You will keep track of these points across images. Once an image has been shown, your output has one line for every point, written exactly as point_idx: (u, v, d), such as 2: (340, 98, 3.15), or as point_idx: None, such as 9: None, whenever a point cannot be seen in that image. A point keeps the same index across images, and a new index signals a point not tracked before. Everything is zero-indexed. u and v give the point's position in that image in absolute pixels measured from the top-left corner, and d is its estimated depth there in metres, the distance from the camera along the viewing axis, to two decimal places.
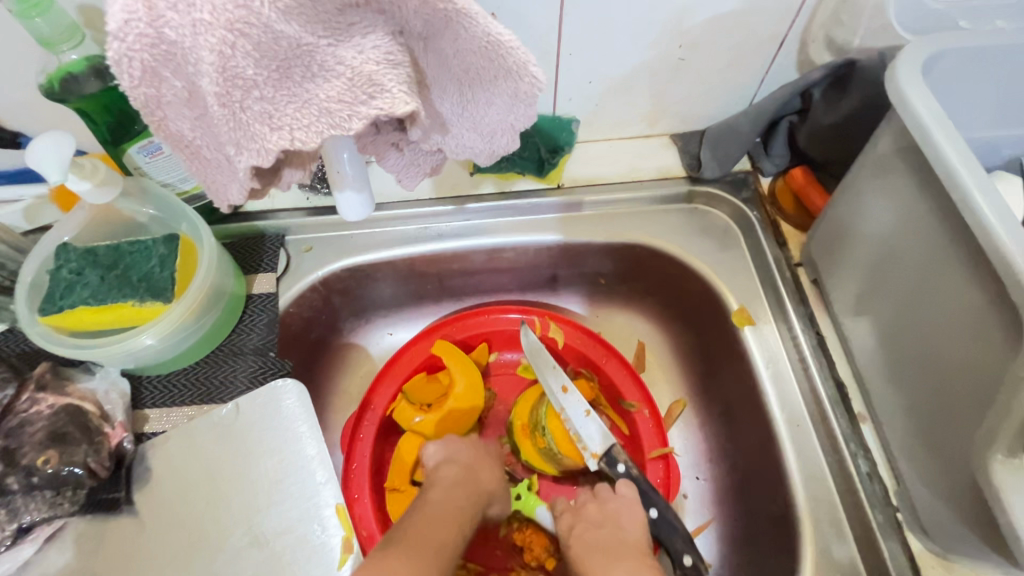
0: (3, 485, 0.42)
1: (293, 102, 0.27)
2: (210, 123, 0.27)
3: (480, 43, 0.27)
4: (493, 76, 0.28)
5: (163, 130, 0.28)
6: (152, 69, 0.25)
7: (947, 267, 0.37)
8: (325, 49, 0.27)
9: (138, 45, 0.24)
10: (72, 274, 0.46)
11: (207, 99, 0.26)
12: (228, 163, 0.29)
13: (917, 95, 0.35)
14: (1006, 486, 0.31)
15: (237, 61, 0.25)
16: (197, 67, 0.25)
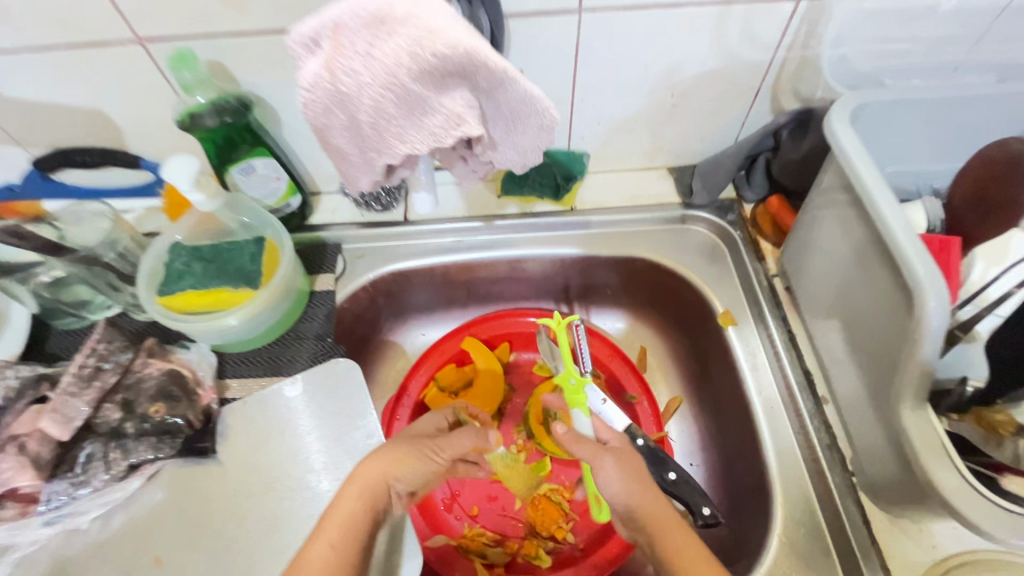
0: (121, 428, 0.52)
1: (411, 128, 0.36)
2: (359, 137, 0.37)
3: (522, 97, 0.37)
4: (528, 118, 0.38)
5: (326, 140, 0.38)
6: (324, 105, 0.35)
7: (875, 264, 0.46)
8: (431, 96, 0.35)
9: (317, 91, 0.34)
10: (181, 264, 0.58)
11: (359, 123, 0.36)
12: (367, 161, 0.39)
13: (841, 131, 0.46)
14: (911, 424, 0.39)
15: (379, 101, 0.34)
16: (354, 103, 0.35)
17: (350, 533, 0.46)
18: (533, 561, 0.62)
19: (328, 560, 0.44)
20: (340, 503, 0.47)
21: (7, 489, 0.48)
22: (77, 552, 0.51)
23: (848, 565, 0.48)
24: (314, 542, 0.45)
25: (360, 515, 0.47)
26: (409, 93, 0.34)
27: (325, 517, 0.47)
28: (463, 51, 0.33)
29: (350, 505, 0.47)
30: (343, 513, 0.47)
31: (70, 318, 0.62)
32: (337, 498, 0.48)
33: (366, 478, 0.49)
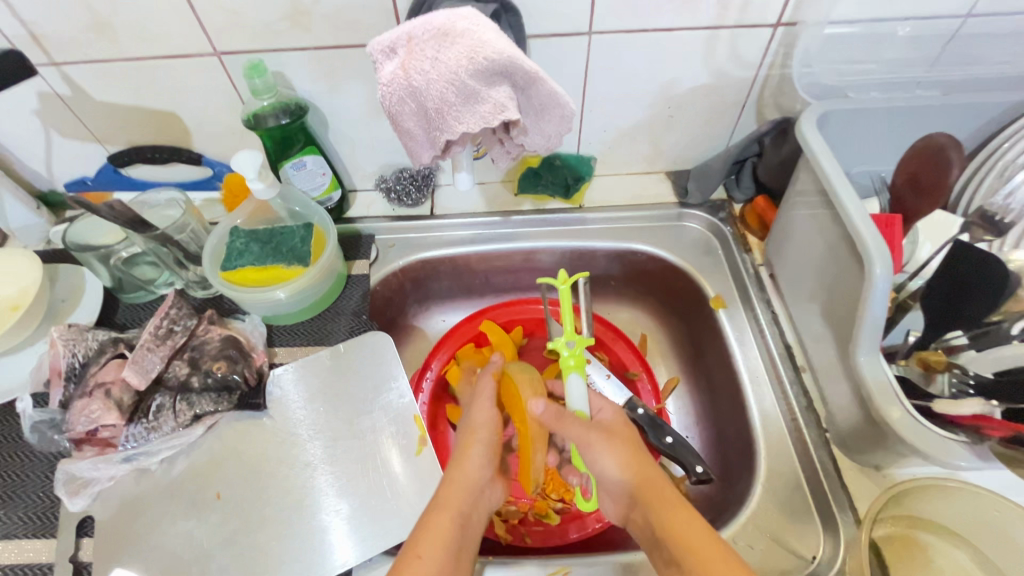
0: (188, 383, 0.60)
1: (465, 115, 0.45)
2: (423, 122, 0.47)
3: (551, 94, 0.46)
4: (556, 107, 0.47)
5: (397, 126, 0.48)
6: (399, 98, 0.45)
7: (840, 246, 0.54)
8: (482, 90, 0.44)
9: (394, 85, 0.45)
10: (240, 244, 0.66)
11: (425, 111, 0.46)
12: (429, 140, 0.49)
13: (809, 133, 0.55)
14: (867, 371, 0.47)
15: (441, 93, 0.44)
16: (422, 95, 0.45)
17: (445, 546, 0.46)
18: (542, 518, 0.66)
19: (426, 565, 0.45)
20: (435, 519, 0.48)
21: (93, 430, 0.56)
22: (144, 490, 0.57)
23: (822, 507, 0.55)
24: (410, 552, 0.46)
25: (448, 530, 0.48)
26: (466, 87, 0.44)
27: (418, 533, 0.47)
28: (506, 56, 0.43)
29: (443, 521, 0.48)
30: (438, 528, 0.48)
31: (137, 292, 0.70)
32: (428, 519, 0.49)
33: (449, 497, 0.50)
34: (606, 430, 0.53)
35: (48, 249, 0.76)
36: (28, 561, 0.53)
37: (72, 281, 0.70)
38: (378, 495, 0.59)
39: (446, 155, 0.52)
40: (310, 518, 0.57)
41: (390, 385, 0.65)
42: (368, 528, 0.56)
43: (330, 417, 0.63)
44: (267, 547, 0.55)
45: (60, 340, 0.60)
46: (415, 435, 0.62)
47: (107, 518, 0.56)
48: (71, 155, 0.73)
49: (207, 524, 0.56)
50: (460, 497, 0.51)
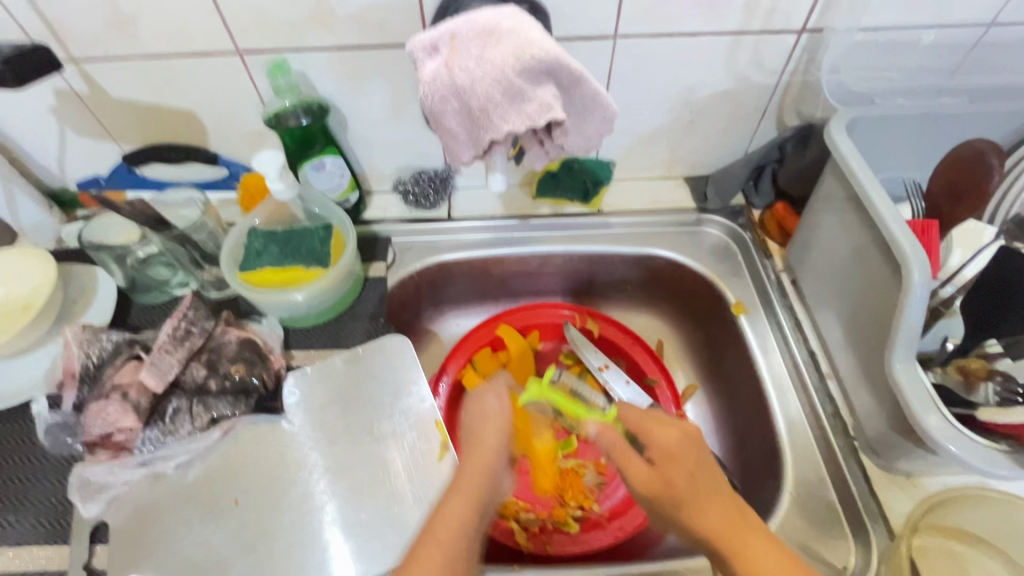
0: (206, 385, 0.59)
1: (508, 114, 0.45)
2: (472, 120, 0.47)
3: (592, 95, 0.47)
4: (598, 108, 0.47)
5: (438, 124, 0.47)
6: (444, 98, 0.45)
7: (867, 251, 0.54)
8: (529, 89, 0.44)
9: (437, 85, 0.45)
10: (259, 246, 0.64)
11: (474, 108, 0.45)
12: (476, 139, 0.48)
13: (839, 137, 0.54)
14: (901, 377, 0.46)
15: (492, 94, 0.44)
16: (472, 94, 0.44)
17: (464, 532, 0.44)
18: (560, 526, 0.65)
19: (446, 554, 0.42)
20: (452, 504, 0.46)
21: (108, 433, 0.55)
22: (156, 496, 0.56)
23: (851, 517, 0.55)
24: (429, 536, 0.43)
25: (466, 518, 0.45)
26: (513, 86, 0.44)
27: (436, 516, 0.45)
28: (552, 56, 0.43)
29: (460, 507, 0.45)
30: (459, 515, 0.45)
31: (150, 291, 0.69)
32: (447, 504, 0.46)
33: (469, 485, 0.47)
34: (663, 450, 0.45)
35: (60, 249, 0.75)
36: (41, 568, 0.52)
37: (84, 280, 0.69)
38: (399, 502, 0.57)
39: (485, 156, 0.51)
40: (330, 524, 0.56)
41: (410, 389, 0.64)
42: (390, 535, 0.55)
43: (349, 421, 0.62)
44: (286, 557, 0.54)
45: (75, 341, 0.59)
46: (436, 440, 0.61)
47: (120, 523, 0.54)
48: (85, 153, 0.72)
49: (225, 530, 0.55)
50: (479, 484, 0.47)
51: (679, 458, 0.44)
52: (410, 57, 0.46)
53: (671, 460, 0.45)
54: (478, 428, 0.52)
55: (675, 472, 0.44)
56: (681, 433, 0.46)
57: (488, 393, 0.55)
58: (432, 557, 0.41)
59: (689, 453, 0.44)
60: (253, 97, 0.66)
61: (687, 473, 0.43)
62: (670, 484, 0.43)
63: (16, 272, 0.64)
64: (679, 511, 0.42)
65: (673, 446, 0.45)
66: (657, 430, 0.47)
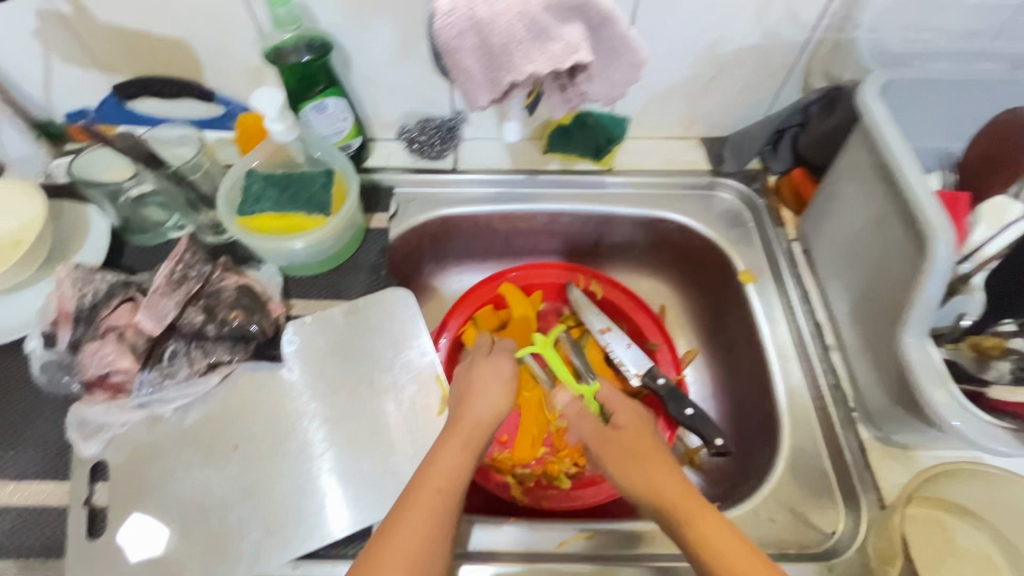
0: (203, 330, 0.58)
1: (534, 52, 0.42)
2: (491, 59, 0.43)
3: (619, 37, 0.44)
4: (626, 53, 0.45)
5: (449, 57, 0.43)
6: (460, 27, 0.42)
7: (890, 222, 0.52)
8: (556, 26, 0.42)
9: (451, 14, 0.41)
10: (258, 190, 0.62)
11: (494, 42, 0.42)
12: (494, 79, 0.44)
13: (872, 99, 0.51)
14: (911, 351, 0.45)
15: (517, 26, 0.42)
16: (492, 24, 0.41)
17: (456, 478, 0.46)
18: (553, 481, 0.67)
19: (442, 499, 0.45)
20: (449, 452, 0.48)
21: (105, 373, 0.55)
22: (156, 438, 0.56)
23: (844, 485, 0.55)
24: (426, 482, 0.45)
25: (465, 467, 0.47)
26: (537, 22, 0.41)
27: (433, 464, 0.47)
28: None
29: (459, 456, 0.48)
30: (456, 462, 0.47)
31: (145, 233, 0.67)
32: (444, 450, 0.48)
33: (466, 436, 0.50)
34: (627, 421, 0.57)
35: (50, 183, 0.73)
36: (41, 502, 0.53)
37: (76, 219, 0.66)
38: (398, 452, 0.57)
39: (503, 101, 0.48)
40: (328, 472, 0.56)
41: (412, 343, 0.63)
42: (388, 484, 0.56)
43: (349, 372, 0.61)
44: (280, 501, 0.54)
45: (69, 279, 0.57)
46: (437, 394, 0.60)
47: (119, 463, 0.54)
48: (72, 82, 0.68)
49: (224, 472, 0.55)
50: (477, 438, 0.50)
51: (632, 426, 0.56)
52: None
53: (632, 429, 0.55)
54: (479, 383, 0.55)
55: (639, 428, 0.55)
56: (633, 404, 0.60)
57: (504, 360, 0.58)
58: (432, 502, 0.44)
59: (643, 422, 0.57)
60: (252, 29, 0.62)
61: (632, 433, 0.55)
62: (621, 441, 0.54)
63: (4, 204, 0.62)
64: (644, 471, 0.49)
65: (632, 418, 0.57)
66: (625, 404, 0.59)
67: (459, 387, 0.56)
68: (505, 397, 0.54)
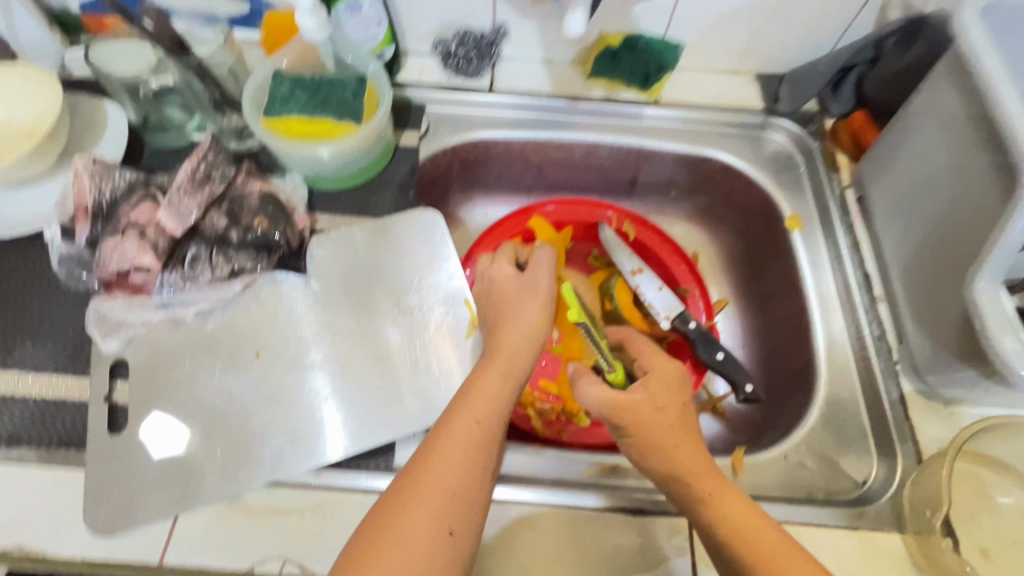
0: (226, 235, 0.56)
1: None
2: None
3: None
4: None
5: None
6: None
7: (970, 163, 0.48)
8: None
9: None
10: (285, 92, 0.58)
11: None
12: None
13: (970, 23, 0.46)
14: (982, 295, 0.42)
15: None
16: None
17: (497, 408, 0.43)
18: (573, 417, 0.64)
19: (482, 431, 0.41)
20: (486, 381, 0.45)
21: (125, 271, 0.53)
22: (176, 341, 0.54)
23: (879, 436, 0.54)
24: (464, 413, 0.42)
25: (505, 396, 0.44)
26: None
27: (469, 393, 0.44)
28: None
29: (498, 384, 0.44)
30: (496, 392, 0.44)
31: (165, 134, 0.64)
32: (482, 378, 0.45)
33: (504, 362, 0.46)
34: (656, 381, 0.48)
35: (64, 76, 0.69)
36: (61, 395, 0.52)
37: (92, 115, 0.63)
38: (423, 373, 0.56)
39: None
40: (350, 388, 0.54)
41: (439, 266, 0.61)
42: (413, 403, 0.54)
43: (374, 291, 0.59)
44: (302, 411, 0.53)
45: (86, 173, 0.55)
46: (466, 318, 0.58)
47: (140, 363, 0.53)
48: None
49: (246, 380, 0.54)
50: (518, 363, 0.47)
51: (665, 392, 0.47)
52: None
53: (666, 388, 0.47)
54: (521, 307, 0.51)
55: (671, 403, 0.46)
56: (672, 372, 0.49)
57: (544, 273, 0.54)
58: (468, 434, 0.41)
59: (678, 389, 0.47)
60: None
61: (651, 405, 0.46)
62: (638, 419, 0.45)
63: (19, 91, 0.58)
64: (658, 447, 0.44)
65: (669, 380, 0.48)
66: (659, 361, 0.50)
67: (493, 304, 0.53)
68: (543, 320, 0.50)
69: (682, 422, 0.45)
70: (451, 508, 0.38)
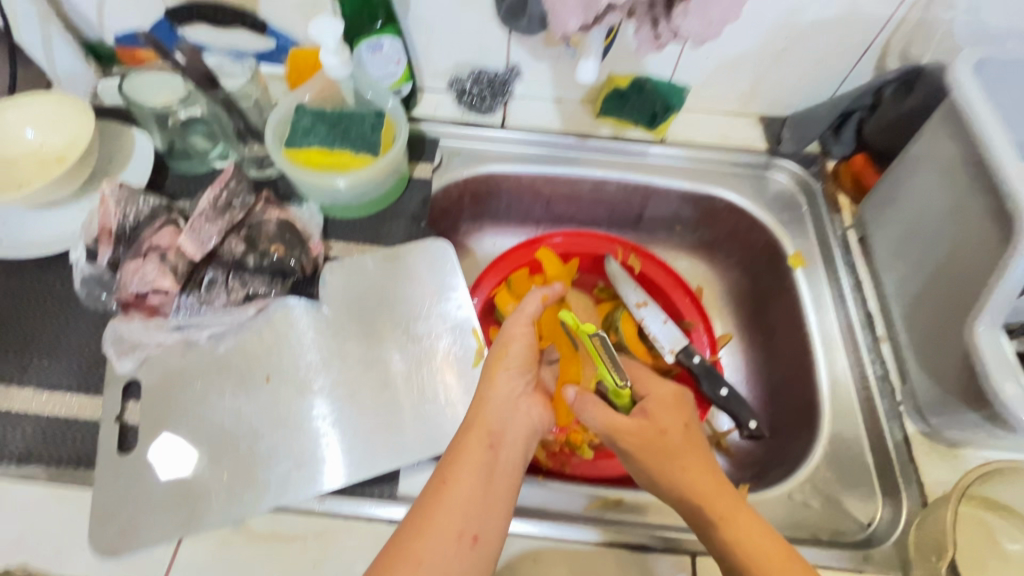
0: (243, 260, 0.57)
1: None
2: None
3: None
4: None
5: None
6: None
7: (969, 210, 0.50)
8: None
9: None
10: (307, 124, 0.61)
11: None
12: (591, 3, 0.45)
13: (965, 78, 0.48)
14: (983, 340, 0.43)
15: None
16: None
17: (468, 476, 0.43)
18: (575, 450, 0.64)
19: (453, 493, 0.42)
20: (463, 444, 0.45)
21: (144, 293, 0.54)
22: (189, 363, 0.56)
23: (884, 476, 0.54)
24: (440, 476, 0.44)
25: (480, 458, 0.45)
26: None
27: (450, 455, 0.45)
28: None
29: (473, 445, 0.45)
30: (469, 454, 0.44)
31: (188, 159, 0.66)
32: (459, 441, 0.46)
33: (479, 419, 0.47)
34: (655, 402, 0.49)
35: (95, 104, 0.72)
36: (73, 414, 0.53)
37: (121, 143, 0.65)
38: (429, 401, 0.56)
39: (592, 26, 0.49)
40: (357, 414, 0.55)
41: (449, 295, 0.62)
42: (420, 431, 0.55)
43: (384, 318, 0.60)
44: (310, 435, 0.53)
45: (112, 198, 0.57)
46: (473, 347, 0.59)
47: (152, 383, 0.54)
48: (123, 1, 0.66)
49: (256, 403, 0.54)
50: (491, 416, 0.47)
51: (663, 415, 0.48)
52: None
53: (664, 408, 0.48)
54: (501, 349, 0.51)
55: (674, 426, 0.47)
56: (668, 396, 0.49)
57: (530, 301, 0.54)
58: (441, 500, 0.42)
59: (677, 409, 0.49)
60: None
61: (657, 430, 0.47)
62: (645, 442, 0.46)
63: (53, 119, 0.61)
64: (682, 473, 0.45)
65: (664, 399, 0.49)
66: (651, 382, 0.51)
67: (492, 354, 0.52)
68: (513, 370, 0.50)
69: (690, 441, 0.47)
70: (455, 535, 0.41)
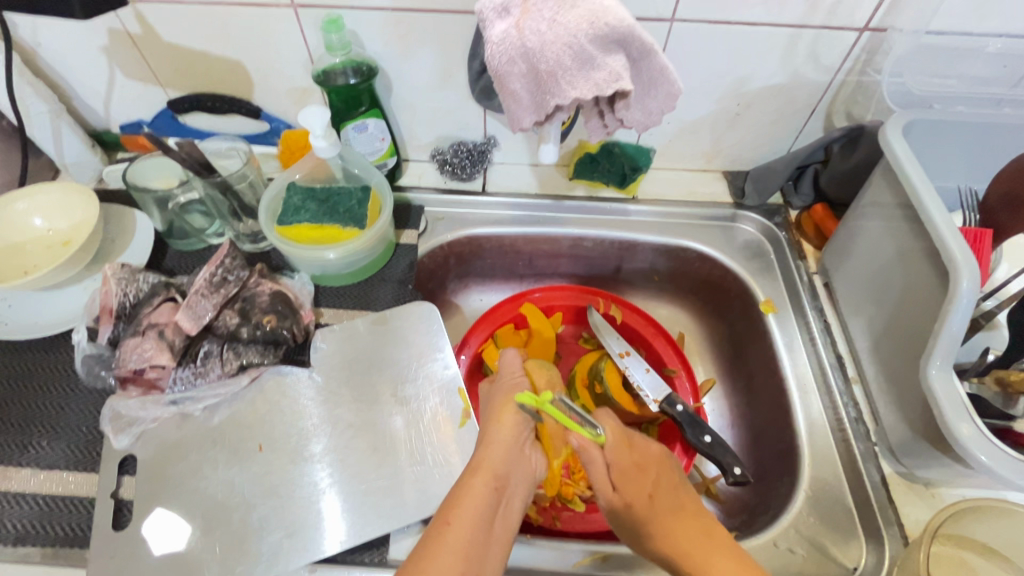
0: (238, 332, 0.60)
1: (574, 81, 0.47)
2: (541, 85, 0.48)
3: (657, 70, 0.48)
4: (662, 87, 0.49)
5: (502, 85, 0.48)
6: (512, 58, 0.46)
7: (913, 258, 0.53)
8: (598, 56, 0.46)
9: (503, 47, 0.45)
10: (298, 202, 0.65)
11: (542, 69, 0.46)
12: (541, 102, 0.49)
13: (894, 139, 0.53)
14: (935, 383, 0.46)
15: (563, 56, 0.45)
16: (545, 55, 0.45)
17: (476, 518, 0.42)
18: (568, 503, 0.65)
19: (456, 533, 0.40)
20: (467, 487, 0.44)
21: (141, 369, 0.57)
22: (184, 435, 0.57)
23: (866, 519, 0.55)
24: (441, 518, 0.41)
25: (485, 501, 0.43)
26: (585, 52, 0.45)
27: (453, 499, 0.43)
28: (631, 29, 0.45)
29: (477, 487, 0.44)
30: (475, 497, 0.43)
31: (187, 238, 0.70)
32: (462, 484, 0.45)
33: (483, 463, 0.47)
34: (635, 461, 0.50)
35: (101, 188, 0.77)
36: (69, 492, 0.54)
37: (125, 225, 0.70)
38: (419, 463, 0.58)
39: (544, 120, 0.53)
40: (348, 480, 0.56)
41: (435, 356, 0.64)
42: (409, 494, 0.56)
43: (373, 380, 0.63)
44: (302, 503, 0.54)
45: (114, 278, 0.60)
46: (459, 407, 0.61)
47: (148, 458, 0.56)
48: (130, 96, 0.72)
49: (249, 473, 0.56)
50: (495, 461, 0.47)
51: (638, 478, 0.49)
52: (480, 17, 0.46)
53: (639, 471, 0.49)
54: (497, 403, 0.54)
55: (634, 493, 0.47)
56: (639, 457, 0.51)
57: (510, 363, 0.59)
58: (445, 540, 0.40)
59: (646, 475, 0.49)
60: (302, 52, 0.66)
61: (642, 494, 0.47)
62: (626, 503, 0.47)
63: (60, 208, 0.65)
64: (660, 533, 0.44)
65: (640, 461, 0.51)
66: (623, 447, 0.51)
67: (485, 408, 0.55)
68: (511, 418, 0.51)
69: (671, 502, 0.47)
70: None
